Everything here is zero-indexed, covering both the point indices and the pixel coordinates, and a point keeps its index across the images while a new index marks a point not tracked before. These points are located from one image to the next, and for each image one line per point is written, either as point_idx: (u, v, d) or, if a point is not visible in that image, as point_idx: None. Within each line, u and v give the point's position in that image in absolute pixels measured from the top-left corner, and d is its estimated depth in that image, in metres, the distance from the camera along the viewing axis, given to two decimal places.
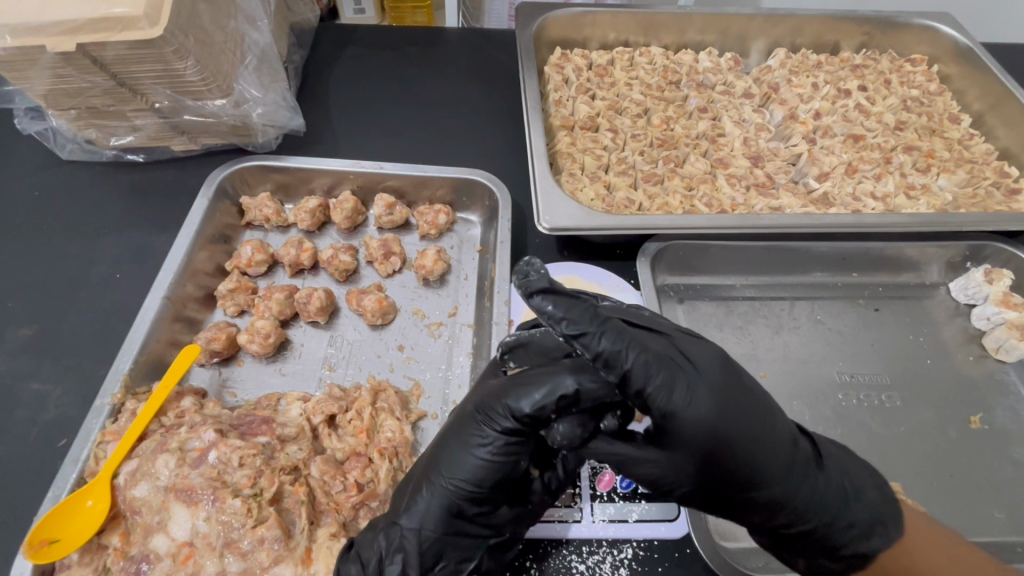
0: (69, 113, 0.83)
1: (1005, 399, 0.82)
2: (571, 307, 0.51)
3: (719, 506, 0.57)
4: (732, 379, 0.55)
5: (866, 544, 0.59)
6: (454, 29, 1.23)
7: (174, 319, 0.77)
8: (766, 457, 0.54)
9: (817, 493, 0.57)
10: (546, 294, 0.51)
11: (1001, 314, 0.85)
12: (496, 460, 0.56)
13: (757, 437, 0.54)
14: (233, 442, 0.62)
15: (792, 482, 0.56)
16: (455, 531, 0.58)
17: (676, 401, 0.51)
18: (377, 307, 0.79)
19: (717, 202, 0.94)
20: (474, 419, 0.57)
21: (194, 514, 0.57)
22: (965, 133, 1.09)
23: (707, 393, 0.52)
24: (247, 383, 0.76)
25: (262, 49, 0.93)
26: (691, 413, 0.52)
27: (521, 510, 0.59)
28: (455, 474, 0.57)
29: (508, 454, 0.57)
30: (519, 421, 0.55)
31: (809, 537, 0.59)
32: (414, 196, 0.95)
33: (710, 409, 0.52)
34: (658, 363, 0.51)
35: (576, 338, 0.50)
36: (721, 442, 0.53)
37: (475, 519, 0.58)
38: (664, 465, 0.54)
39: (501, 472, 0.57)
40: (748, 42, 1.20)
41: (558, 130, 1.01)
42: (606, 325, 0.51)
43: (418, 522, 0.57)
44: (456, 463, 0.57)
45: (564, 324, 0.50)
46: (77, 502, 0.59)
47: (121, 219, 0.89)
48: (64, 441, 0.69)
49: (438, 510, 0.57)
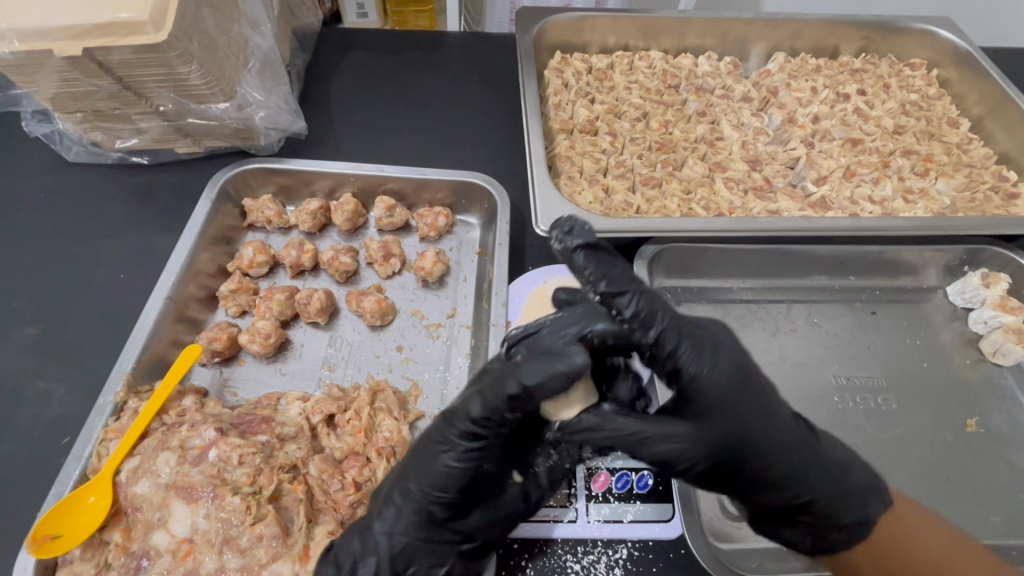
0: (75, 116, 0.85)
1: (1002, 402, 0.83)
2: (614, 268, 0.54)
3: (735, 482, 0.58)
4: (741, 352, 0.60)
5: (867, 512, 0.60)
6: (455, 34, 1.24)
7: (176, 319, 0.78)
8: (777, 424, 0.58)
9: (822, 463, 0.60)
10: (586, 251, 0.55)
11: (998, 318, 0.85)
12: (460, 466, 0.57)
13: (768, 406, 0.58)
14: (232, 440, 0.63)
15: (803, 452, 0.59)
16: (427, 532, 0.58)
17: (704, 367, 0.55)
18: (376, 308, 0.80)
19: (715, 205, 0.94)
20: (440, 426, 0.58)
21: (194, 511, 0.58)
22: (964, 137, 1.09)
23: (725, 361, 0.57)
24: (247, 382, 0.77)
25: (265, 53, 0.94)
26: (714, 380, 0.56)
27: (493, 515, 0.60)
28: (420, 482, 0.58)
29: (472, 461, 0.57)
30: (478, 427, 0.55)
31: (814, 514, 0.60)
32: (415, 199, 0.96)
33: (732, 374, 0.57)
34: (687, 330, 0.56)
35: (615, 296, 0.53)
36: (739, 411, 0.56)
37: (445, 524, 0.59)
38: (689, 438, 0.56)
39: (467, 479, 0.57)
40: (747, 47, 1.21)
41: (557, 133, 1.02)
42: (643, 287, 0.54)
43: (388, 527, 0.58)
44: (422, 470, 0.58)
45: (604, 281, 0.54)
46: (79, 499, 0.60)
47: (126, 220, 0.90)
48: (67, 439, 0.70)
49: (411, 511, 0.58)
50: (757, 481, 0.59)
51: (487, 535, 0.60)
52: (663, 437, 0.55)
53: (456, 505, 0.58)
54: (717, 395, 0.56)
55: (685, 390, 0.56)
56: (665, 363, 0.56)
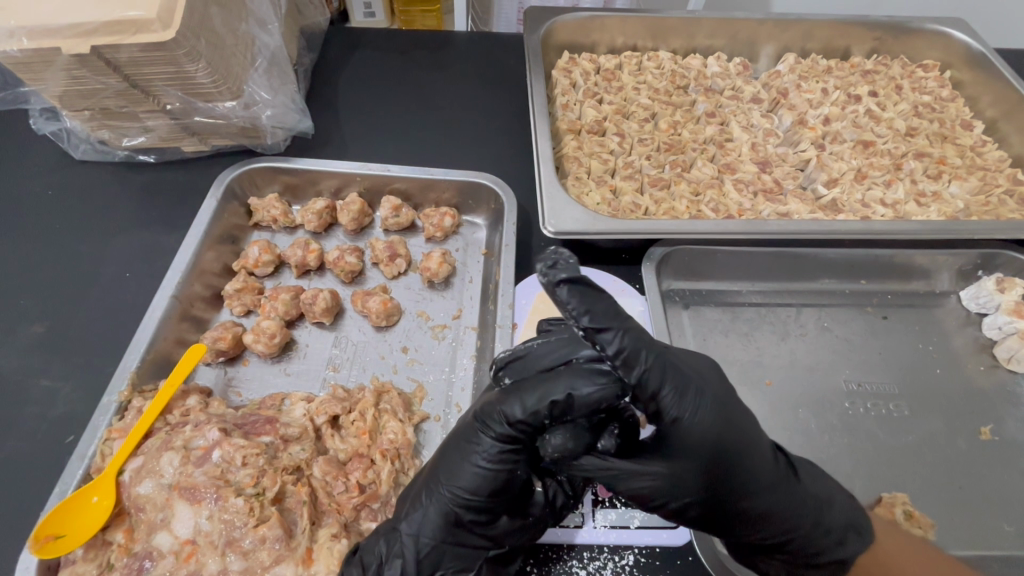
0: (83, 114, 0.85)
1: (1017, 409, 0.81)
2: (598, 302, 0.51)
3: (711, 522, 0.58)
4: (728, 392, 0.57)
5: (844, 550, 0.59)
6: (462, 33, 1.23)
7: (181, 318, 0.77)
8: (758, 467, 0.56)
9: (797, 503, 0.58)
10: (573, 285, 0.50)
11: (1013, 323, 0.84)
12: (494, 468, 0.56)
13: (745, 448, 0.56)
14: (236, 441, 0.62)
15: (778, 494, 0.57)
16: (456, 536, 0.57)
17: (685, 409, 0.53)
18: (382, 308, 0.80)
19: (724, 207, 0.93)
20: (475, 429, 0.57)
21: (197, 512, 0.58)
22: (978, 140, 1.08)
23: (709, 403, 0.55)
24: (252, 382, 0.77)
25: (272, 52, 0.94)
26: (696, 424, 0.54)
27: (522, 522, 0.59)
28: (456, 484, 0.57)
29: (506, 463, 0.56)
30: (515, 430, 0.55)
31: (788, 548, 0.60)
32: (421, 199, 0.96)
33: (716, 419, 0.54)
34: (674, 372, 0.53)
35: (598, 333, 0.51)
36: (721, 454, 0.55)
37: (474, 529, 0.58)
38: (667, 477, 0.55)
39: (501, 481, 0.57)
40: (757, 47, 1.20)
41: (565, 134, 1.02)
42: (628, 324, 0.52)
43: (420, 531, 0.57)
44: (457, 471, 0.57)
45: (591, 315, 0.50)
46: (83, 498, 0.59)
47: (132, 218, 0.90)
48: (71, 437, 0.69)
49: (440, 513, 0.57)
50: (730, 519, 0.57)
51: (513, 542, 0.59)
52: (640, 473, 0.55)
53: (488, 508, 0.57)
54: (702, 439, 0.54)
55: (664, 430, 0.54)
56: (646, 404, 0.54)
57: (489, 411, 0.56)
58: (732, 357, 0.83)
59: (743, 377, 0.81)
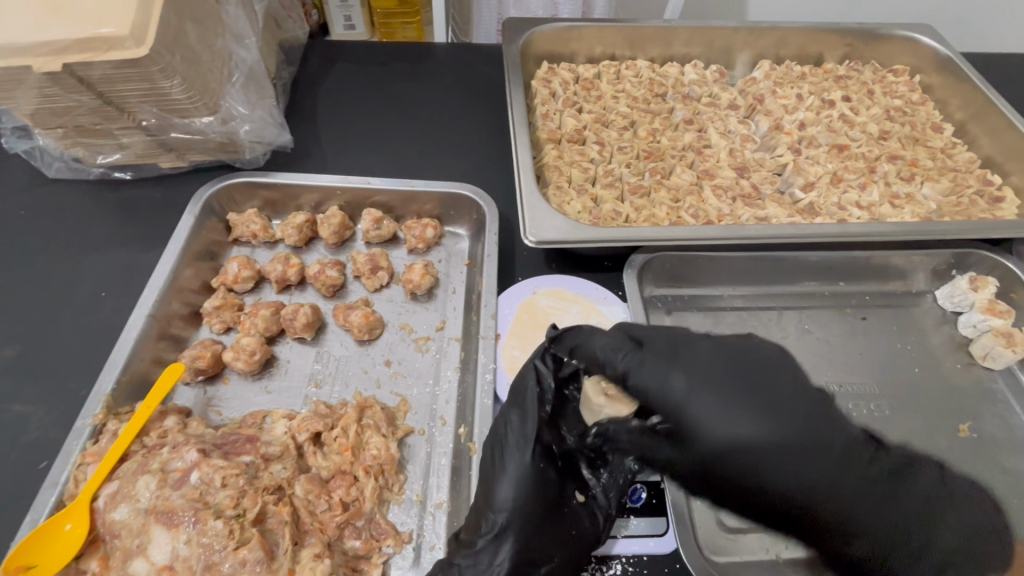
0: (56, 131, 0.83)
1: (994, 407, 0.82)
2: (553, 327, 0.67)
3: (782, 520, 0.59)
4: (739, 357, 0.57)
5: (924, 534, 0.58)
6: (442, 44, 1.24)
7: (159, 337, 0.76)
8: (821, 480, 0.55)
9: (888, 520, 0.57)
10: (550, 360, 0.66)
11: (987, 321, 0.85)
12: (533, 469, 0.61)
13: (819, 469, 0.55)
14: (215, 462, 0.61)
15: (817, 469, 0.54)
16: (525, 548, 0.58)
17: (650, 379, 0.57)
18: (364, 322, 0.79)
19: (703, 213, 0.94)
20: (491, 449, 0.64)
21: (174, 537, 0.56)
22: (947, 142, 1.11)
23: (736, 411, 0.54)
24: (232, 401, 0.75)
25: (249, 66, 0.94)
26: (710, 430, 0.54)
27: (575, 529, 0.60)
28: (497, 495, 0.60)
29: (538, 461, 0.62)
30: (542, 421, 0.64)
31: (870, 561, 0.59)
32: (403, 211, 0.95)
33: (709, 397, 0.55)
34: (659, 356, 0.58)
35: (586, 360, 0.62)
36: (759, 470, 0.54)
37: (536, 542, 0.59)
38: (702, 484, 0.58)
39: (538, 481, 0.61)
40: (732, 54, 1.22)
41: (545, 143, 1.02)
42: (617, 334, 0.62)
43: (492, 551, 0.58)
44: (496, 487, 0.61)
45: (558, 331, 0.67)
46: (54, 526, 0.58)
47: (108, 237, 0.89)
48: (45, 462, 0.68)
49: (500, 521, 0.59)
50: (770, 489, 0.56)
51: (568, 555, 0.59)
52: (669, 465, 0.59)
53: (542, 510, 0.60)
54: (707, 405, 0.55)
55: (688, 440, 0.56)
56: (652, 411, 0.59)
57: (495, 430, 0.65)
58: None
59: None
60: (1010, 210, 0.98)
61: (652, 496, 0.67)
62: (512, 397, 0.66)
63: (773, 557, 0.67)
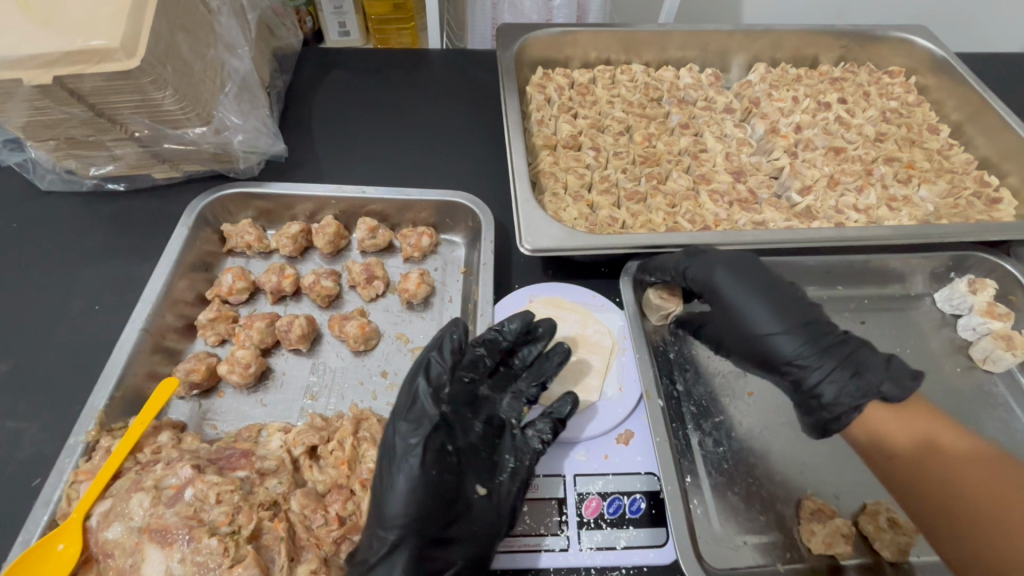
0: (48, 144, 0.83)
1: (994, 410, 0.82)
2: (446, 336, 0.67)
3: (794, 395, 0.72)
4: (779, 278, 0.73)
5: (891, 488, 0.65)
6: (436, 51, 1.23)
7: (153, 350, 0.76)
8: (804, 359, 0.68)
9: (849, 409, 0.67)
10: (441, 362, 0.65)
11: (986, 324, 0.85)
12: (417, 475, 0.59)
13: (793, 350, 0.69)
14: (209, 478, 0.61)
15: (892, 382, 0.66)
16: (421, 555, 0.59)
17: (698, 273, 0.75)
18: (359, 333, 0.79)
19: (700, 218, 0.94)
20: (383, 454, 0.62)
21: (168, 555, 0.56)
22: (944, 144, 1.10)
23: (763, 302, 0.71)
24: (227, 414, 0.75)
25: (242, 76, 0.93)
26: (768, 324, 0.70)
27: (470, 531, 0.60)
28: (388, 509, 0.59)
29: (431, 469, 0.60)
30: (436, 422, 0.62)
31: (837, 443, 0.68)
32: (398, 219, 0.95)
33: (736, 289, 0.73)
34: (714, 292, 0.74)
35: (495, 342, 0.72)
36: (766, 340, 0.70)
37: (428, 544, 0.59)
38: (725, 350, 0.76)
39: (428, 490, 0.60)
40: (728, 57, 1.22)
41: (540, 149, 1.02)
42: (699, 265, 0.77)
43: (389, 564, 0.58)
44: (387, 499, 0.59)
45: (456, 337, 0.67)
46: (47, 546, 0.57)
47: (101, 249, 0.88)
48: (38, 479, 0.67)
49: (392, 533, 0.59)
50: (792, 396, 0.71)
51: (471, 554, 0.60)
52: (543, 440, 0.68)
53: (437, 519, 0.60)
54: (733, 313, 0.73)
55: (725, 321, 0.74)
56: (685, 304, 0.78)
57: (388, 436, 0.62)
58: (713, 367, 0.82)
59: (724, 387, 0.80)
60: (1007, 211, 0.98)
61: (652, 507, 0.67)
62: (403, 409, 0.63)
63: (773, 566, 0.66)
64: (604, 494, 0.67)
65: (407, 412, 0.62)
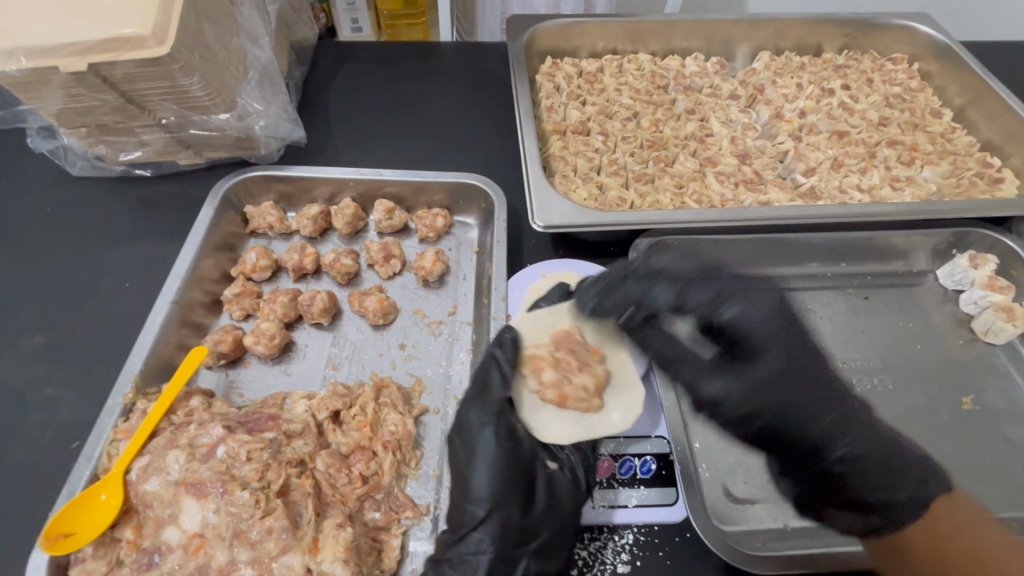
0: (80, 130, 0.87)
1: (996, 380, 0.84)
2: (503, 333, 0.74)
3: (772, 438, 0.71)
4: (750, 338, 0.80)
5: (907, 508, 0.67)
6: (448, 43, 1.27)
7: (182, 323, 0.79)
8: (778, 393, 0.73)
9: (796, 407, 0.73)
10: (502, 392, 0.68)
11: (988, 297, 0.87)
12: (501, 467, 0.63)
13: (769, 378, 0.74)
14: (240, 437, 0.64)
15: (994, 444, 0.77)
16: (508, 529, 0.61)
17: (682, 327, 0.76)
18: (378, 307, 0.82)
19: (706, 199, 0.96)
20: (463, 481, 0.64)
21: (204, 506, 0.59)
22: (947, 127, 1.13)
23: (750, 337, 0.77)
24: (253, 383, 0.78)
25: (263, 66, 0.97)
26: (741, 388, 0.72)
27: (553, 501, 0.63)
28: (475, 482, 0.63)
29: (503, 440, 0.65)
30: (506, 434, 0.66)
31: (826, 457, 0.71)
32: (413, 202, 0.98)
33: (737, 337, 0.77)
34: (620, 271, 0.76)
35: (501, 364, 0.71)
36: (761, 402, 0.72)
37: (521, 511, 0.62)
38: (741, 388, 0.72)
39: (507, 468, 0.64)
40: (732, 46, 1.24)
41: (550, 134, 1.05)
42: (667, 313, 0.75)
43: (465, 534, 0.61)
44: (468, 485, 0.63)
45: (509, 337, 0.73)
46: (91, 497, 0.61)
47: (131, 231, 0.92)
48: (76, 443, 0.71)
49: (483, 532, 0.61)
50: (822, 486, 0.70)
51: (556, 525, 0.62)
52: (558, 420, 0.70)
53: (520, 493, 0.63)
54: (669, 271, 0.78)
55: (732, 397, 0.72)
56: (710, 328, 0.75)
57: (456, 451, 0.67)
58: None
59: None
60: (1009, 191, 1.00)
61: (661, 468, 0.69)
62: (472, 393, 0.69)
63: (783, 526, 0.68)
64: (616, 455, 0.70)
65: (474, 440, 0.65)
